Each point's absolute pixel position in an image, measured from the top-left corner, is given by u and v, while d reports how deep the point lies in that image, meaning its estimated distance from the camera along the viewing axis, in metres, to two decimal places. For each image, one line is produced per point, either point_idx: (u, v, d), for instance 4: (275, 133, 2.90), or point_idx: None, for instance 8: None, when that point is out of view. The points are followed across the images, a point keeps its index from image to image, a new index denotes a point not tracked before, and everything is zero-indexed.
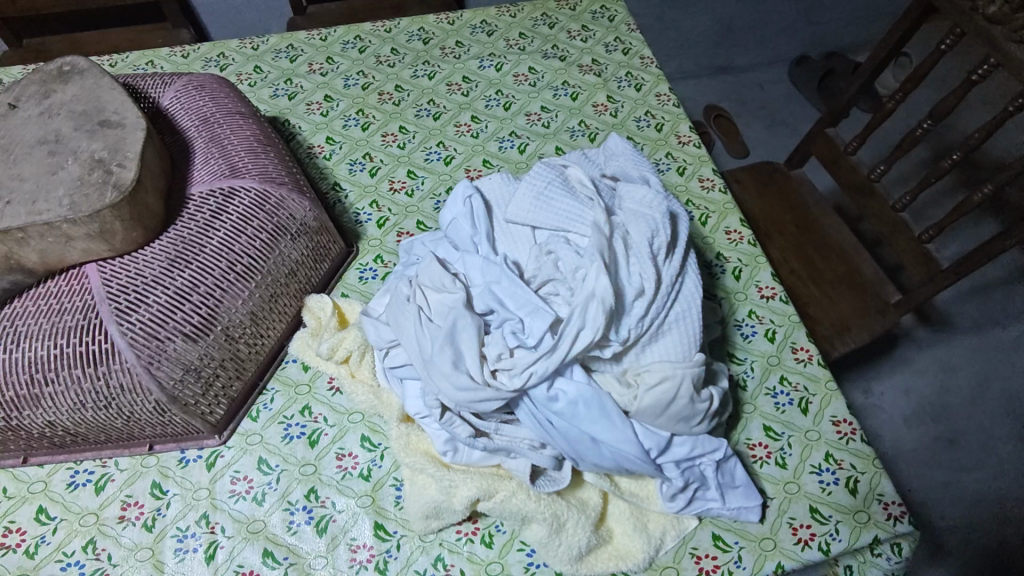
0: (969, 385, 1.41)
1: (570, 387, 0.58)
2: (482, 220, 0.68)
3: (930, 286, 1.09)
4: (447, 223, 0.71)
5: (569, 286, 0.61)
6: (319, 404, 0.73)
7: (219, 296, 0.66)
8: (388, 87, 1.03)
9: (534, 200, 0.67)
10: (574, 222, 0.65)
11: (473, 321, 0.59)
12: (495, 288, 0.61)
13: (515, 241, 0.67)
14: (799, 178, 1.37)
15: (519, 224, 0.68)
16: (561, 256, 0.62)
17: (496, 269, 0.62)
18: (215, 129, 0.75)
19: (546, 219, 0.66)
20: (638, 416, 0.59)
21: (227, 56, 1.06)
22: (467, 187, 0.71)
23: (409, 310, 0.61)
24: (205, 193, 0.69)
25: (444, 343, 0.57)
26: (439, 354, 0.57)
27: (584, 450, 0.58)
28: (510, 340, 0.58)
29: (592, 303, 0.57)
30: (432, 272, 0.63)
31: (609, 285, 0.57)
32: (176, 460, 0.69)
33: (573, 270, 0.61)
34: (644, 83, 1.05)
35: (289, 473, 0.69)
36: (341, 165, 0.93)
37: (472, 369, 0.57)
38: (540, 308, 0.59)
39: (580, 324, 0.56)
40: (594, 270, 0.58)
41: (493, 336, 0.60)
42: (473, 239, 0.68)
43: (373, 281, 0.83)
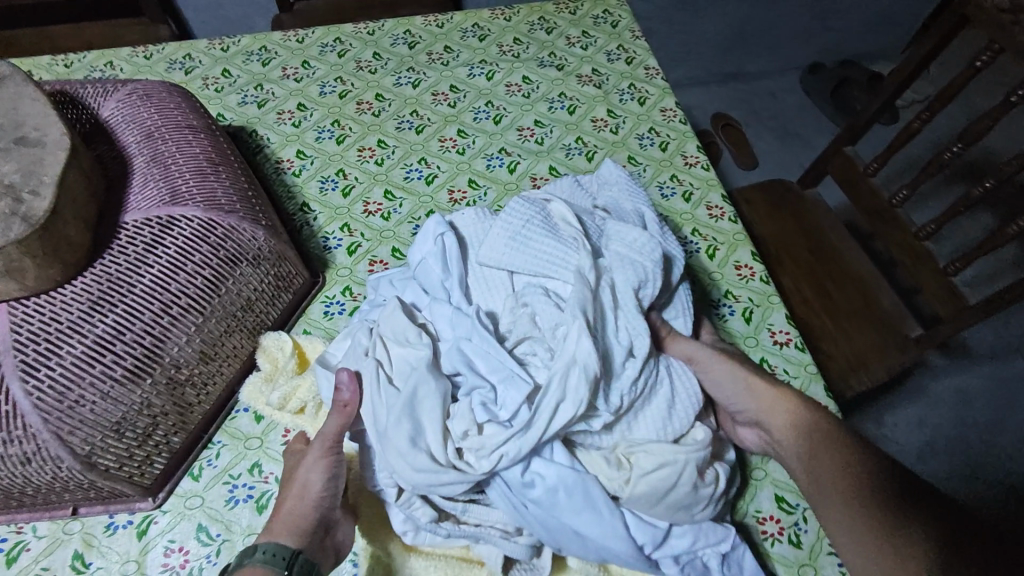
0: (987, 418, 1.32)
1: (549, 472, 0.49)
2: (454, 263, 0.60)
3: (955, 323, 0.99)
4: (417, 263, 0.62)
5: (549, 346, 0.53)
6: (270, 462, 0.65)
7: (150, 343, 0.57)
8: (368, 96, 0.94)
9: (512, 243, 0.58)
10: (556, 267, 0.56)
11: (436, 389, 0.50)
12: (465, 348, 0.52)
13: (492, 288, 0.58)
14: (812, 199, 1.28)
15: (495, 269, 0.59)
16: (543, 308, 0.54)
17: (468, 324, 0.54)
18: (158, 146, 0.66)
19: (522, 263, 0.57)
20: (630, 503, 0.51)
21: (194, 58, 0.97)
22: (440, 223, 0.62)
23: (364, 371, 0.52)
24: (139, 222, 0.60)
25: (402, 416, 0.48)
26: (393, 428, 0.48)
27: (565, 541, 0.50)
28: (479, 413, 0.50)
29: (574, 370, 0.48)
30: (393, 326, 0.54)
31: (592, 351, 0.48)
32: (103, 526, 0.61)
33: (556, 326, 0.52)
34: (649, 96, 0.96)
35: (231, 544, 0.60)
36: (310, 183, 0.84)
37: (434, 448, 0.48)
38: (516, 374, 0.50)
39: (559, 396, 0.47)
40: (576, 331, 0.49)
41: (460, 405, 0.50)
42: (444, 284, 0.59)
43: (341, 317, 0.74)
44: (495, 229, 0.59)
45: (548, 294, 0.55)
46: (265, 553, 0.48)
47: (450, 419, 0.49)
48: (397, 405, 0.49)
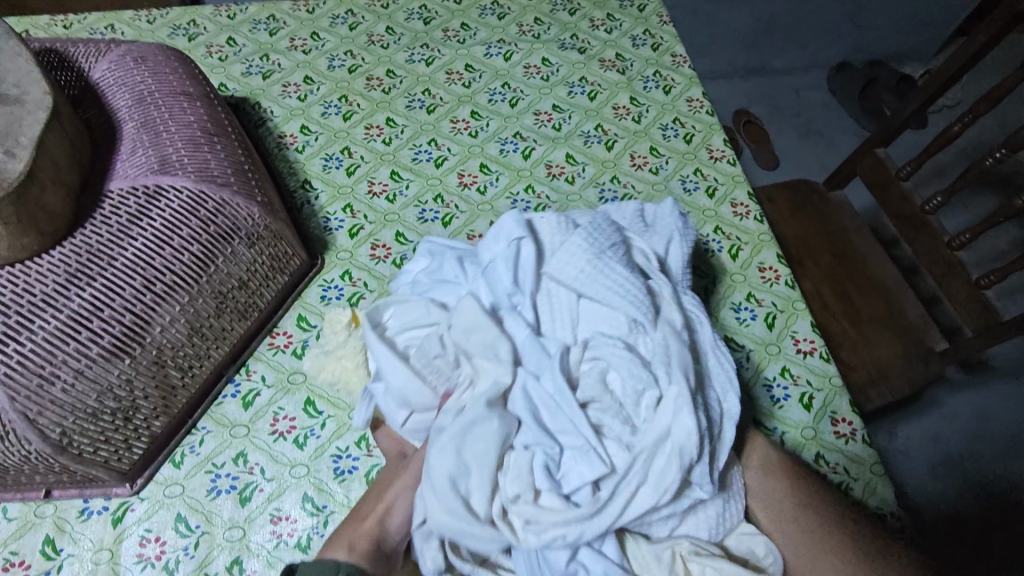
0: (1005, 436, 1.27)
1: (595, 564, 0.46)
2: (529, 279, 0.54)
3: (986, 338, 0.94)
4: (488, 263, 0.57)
5: (623, 418, 0.48)
6: (257, 451, 0.61)
7: (132, 322, 0.54)
8: (378, 71, 0.90)
9: (587, 266, 0.54)
10: (629, 313, 0.51)
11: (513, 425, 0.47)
12: (530, 393, 0.48)
13: (556, 322, 0.53)
14: (838, 201, 1.23)
15: (564, 290, 0.53)
16: (617, 367, 0.49)
17: (535, 363, 0.50)
18: (150, 111, 0.62)
19: (597, 299, 0.52)
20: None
21: (198, 25, 0.93)
22: (518, 224, 0.57)
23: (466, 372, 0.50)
24: (125, 191, 0.56)
25: (470, 455, 0.45)
26: (440, 460, 0.45)
27: None
28: (541, 477, 0.45)
29: (665, 446, 0.45)
30: (475, 333, 0.51)
31: (693, 431, 0.45)
32: (77, 511, 0.57)
33: (634, 393, 0.48)
34: (675, 85, 0.91)
35: (211, 537, 0.57)
36: (314, 160, 0.80)
37: (487, 494, 0.45)
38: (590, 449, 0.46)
39: (641, 476, 0.45)
40: (676, 403, 0.45)
41: (516, 459, 0.46)
42: (514, 296, 0.54)
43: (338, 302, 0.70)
44: (570, 248, 0.55)
45: (624, 348, 0.50)
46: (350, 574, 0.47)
47: (505, 475, 0.45)
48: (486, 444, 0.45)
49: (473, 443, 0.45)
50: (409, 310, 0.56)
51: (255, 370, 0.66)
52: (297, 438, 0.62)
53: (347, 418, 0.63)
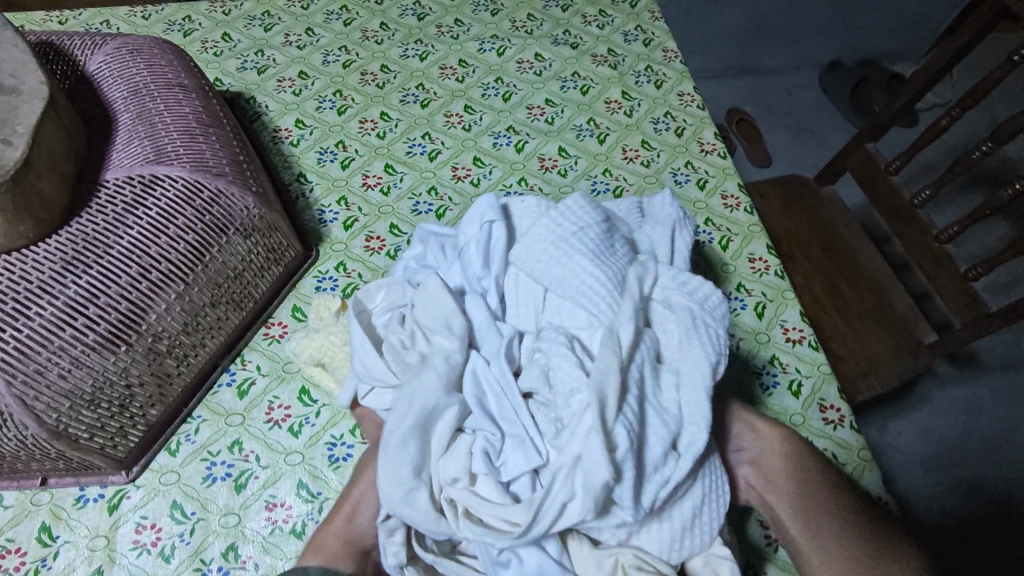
0: (994, 430, 1.28)
1: (532, 560, 0.44)
2: (498, 261, 0.54)
3: (974, 330, 0.95)
4: (462, 249, 0.57)
5: (557, 423, 0.45)
6: (252, 440, 0.62)
7: (127, 310, 0.54)
8: (373, 66, 0.91)
9: (551, 251, 0.53)
10: (591, 303, 0.50)
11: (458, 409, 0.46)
12: (479, 372, 0.48)
13: (519, 308, 0.52)
14: (829, 196, 1.24)
15: (529, 278, 0.53)
16: (556, 364, 0.46)
17: (489, 343, 0.50)
18: (146, 103, 0.62)
19: (561, 286, 0.51)
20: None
21: (193, 21, 0.94)
22: (492, 208, 0.57)
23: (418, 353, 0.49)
24: (121, 180, 0.57)
25: (411, 433, 0.44)
26: (395, 442, 0.44)
27: None
28: (479, 461, 0.44)
29: (579, 468, 0.41)
30: (434, 307, 0.50)
31: (603, 457, 0.40)
32: (73, 499, 0.58)
33: (563, 397, 0.44)
34: (666, 80, 0.92)
35: (206, 523, 0.57)
36: (308, 154, 0.81)
37: (432, 482, 0.44)
38: (526, 441, 0.45)
39: (567, 494, 0.41)
40: (590, 425, 0.42)
41: (461, 446, 0.45)
42: (482, 278, 0.54)
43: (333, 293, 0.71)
44: (535, 236, 0.54)
45: (567, 347, 0.46)
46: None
47: (445, 457, 0.45)
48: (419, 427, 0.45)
49: (411, 421, 0.45)
50: (388, 290, 0.55)
51: (250, 360, 0.66)
52: (293, 426, 0.62)
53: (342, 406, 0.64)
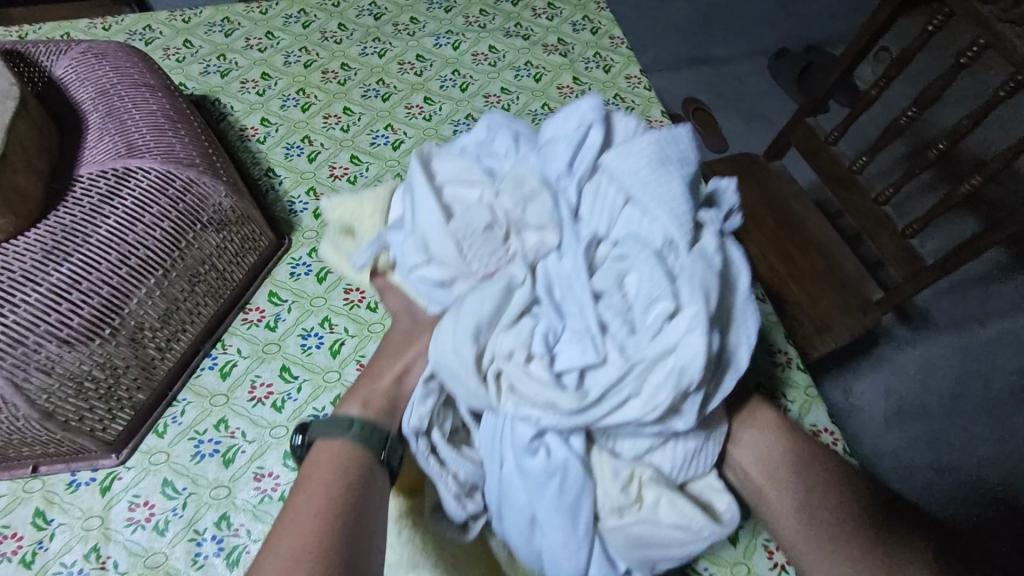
0: (949, 384, 1.35)
1: (561, 460, 0.42)
2: (585, 164, 0.46)
3: (914, 283, 1.01)
4: (547, 143, 0.47)
5: (632, 323, 0.41)
6: (236, 417, 0.65)
7: (109, 295, 0.57)
8: (333, 65, 0.94)
9: (652, 168, 0.44)
10: (682, 223, 0.43)
11: (525, 294, 0.42)
12: (551, 268, 0.43)
13: (597, 210, 0.44)
14: (777, 170, 1.31)
15: (615, 185, 0.44)
16: (639, 267, 0.41)
17: (564, 239, 0.43)
18: (114, 102, 0.65)
19: (653, 199, 0.43)
20: (609, 533, 0.44)
21: (154, 31, 0.96)
22: (595, 110, 0.47)
23: (478, 219, 0.44)
24: (95, 174, 0.60)
25: (489, 298, 0.41)
26: (472, 301, 0.41)
27: (511, 521, 0.44)
28: (538, 343, 0.41)
29: (665, 364, 0.39)
30: (518, 187, 0.45)
31: (700, 355, 0.38)
32: (65, 484, 0.60)
33: (647, 301, 0.41)
34: (614, 65, 0.98)
35: (198, 497, 0.60)
36: (276, 149, 0.84)
37: (485, 351, 0.41)
38: (590, 337, 0.40)
39: (631, 391, 0.39)
40: (693, 319, 0.39)
41: (523, 323, 0.41)
42: (561, 178, 0.45)
43: (306, 278, 0.74)
44: (637, 143, 0.45)
45: (655, 254, 0.42)
46: (362, 428, 0.47)
47: (506, 328, 0.41)
48: (490, 297, 0.41)
49: (484, 290, 0.41)
50: (453, 162, 0.48)
51: (230, 344, 0.69)
52: (275, 402, 0.65)
53: (322, 377, 0.67)
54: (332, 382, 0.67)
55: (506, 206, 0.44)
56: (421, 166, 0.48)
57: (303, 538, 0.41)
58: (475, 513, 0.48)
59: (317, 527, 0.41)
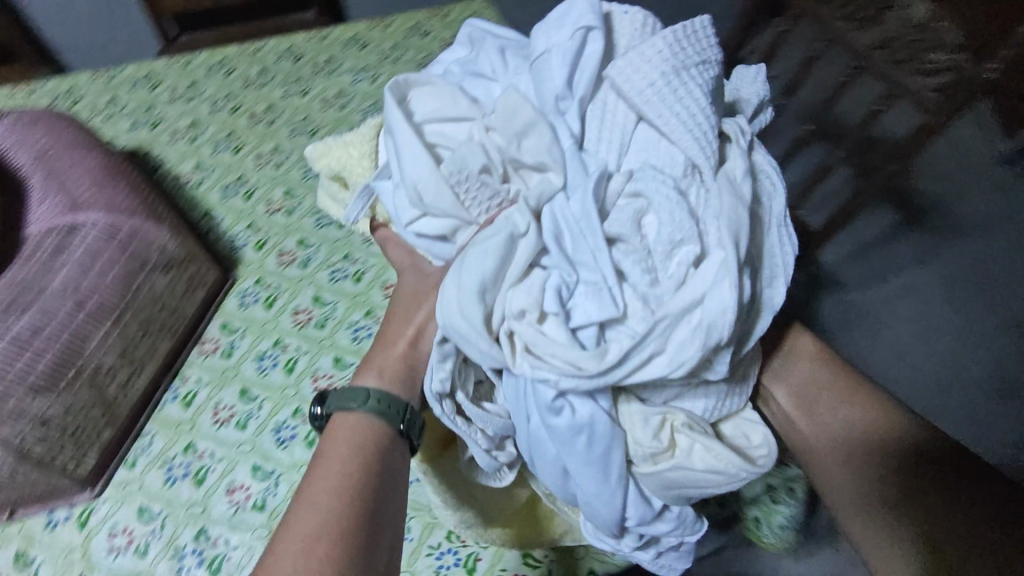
0: None
1: (586, 413, 0.31)
2: (587, 77, 0.33)
3: None
4: (537, 54, 0.34)
5: (649, 264, 0.31)
6: (204, 440, 0.64)
7: (67, 343, 0.59)
8: (256, 109, 0.91)
9: (665, 82, 0.33)
10: (705, 141, 0.32)
11: (534, 243, 0.30)
12: (560, 211, 0.31)
13: (606, 135, 0.33)
14: None
15: (624, 106, 0.33)
16: (659, 201, 0.31)
17: (571, 176, 0.32)
18: (53, 163, 0.68)
19: (680, 116, 0.32)
20: (642, 480, 0.33)
21: (79, 92, 0.96)
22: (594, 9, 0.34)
23: (472, 161, 0.31)
24: (46, 231, 0.64)
25: (494, 252, 0.30)
26: (477, 254, 0.30)
27: (542, 475, 0.32)
28: (552, 299, 0.30)
29: (689, 319, 0.29)
30: (519, 112, 0.31)
31: (733, 309, 0.28)
32: (42, 524, 0.61)
33: (668, 246, 0.31)
34: None
35: (174, 517, 0.59)
36: (211, 193, 0.83)
37: (494, 310, 0.30)
38: (605, 286, 0.30)
39: (658, 348, 0.29)
40: (724, 264, 0.29)
41: (534, 278, 0.30)
42: (560, 99, 0.33)
43: (257, 307, 0.71)
44: (649, 49, 0.33)
45: (672, 187, 0.31)
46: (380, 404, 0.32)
47: (513, 286, 0.30)
48: (492, 250, 0.30)
49: (484, 240, 0.30)
50: (433, 92, 0.34)
51: (189, 377, 0.68)
52: (239, 421, 0.64)
53: (280, 394, 0.65)
54: (291, 398, 0.65)
55: (500, 142, 0.32)
56: (396, 99, 0.33)
57: (320, 539, 0.28)
58: (510, 463, 0.34)
59: (341, 525, 0.28)
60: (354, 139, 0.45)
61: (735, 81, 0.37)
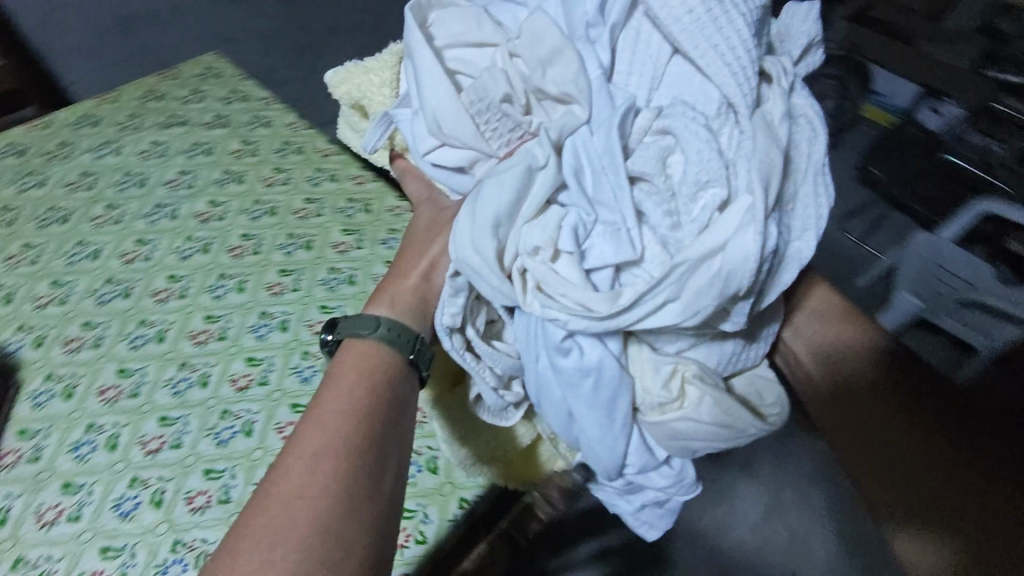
0: None
1: (594, 357, 0.30)
2: (622, 3, 0.29)
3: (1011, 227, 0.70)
4: None
5: (670, 206, 0.28)
6: None
7: None
8: (47, 149, 0.60)
9: (702, 10, 0.28)
10: (744, 71, 0.28)
11: (552, 178, 0.28)
12: (581, 145, 0.28)
13: (634, 68, 0.29)
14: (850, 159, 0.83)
15: (656, 33, 0.29)
16: (687, 141, 0.27)
17: (596, 106, 0.28)
18: None
19: (717, 43, 0.28)
20: (644, 427, 0.33)
21: None
22: None
23: (491, 92, 0.30)
24: None
25: (509, 182, 0.28)
26: (492, 185, 0.28)
27: (547, 416, 0.33)
28: (567, 238, 0.28)
29: (706, 268, 0.26)
30: (542, 39, 0.29)
31: (757, 258, 0.25)
32: None
33: (694, 186, 0.27)
34: None
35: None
36: None
37: (506, 243, 0.29)
38: (623, 227, 0.28)
39: (671, 293, 0.26)
40: (752, 212, 0.25)
41: (549, 214, 0.28)
42: (591, 26, 0.29)
43: (54, 403, 0.44)
44: None
45: (703, 122, 0.27)
46: (392, 331, 0.32)
47: (529, 221, 0.29)
48: (508, 183, 0.28)
49: (500, 172, 0.28)
50: (457, 17, 0.32)
51: None
52: None
53: (109, 474, 0.40)
54: (121, 471, 0.40)
55: (524, 70, 0.30)
56: (417, 23, 0.32)
57: (330, 456, 0.28)
58: (516, 403, 0.37)
59: (358, 455, 0.28)
60: (377, 62, 0.39)
61: (784, 20, 0.34)
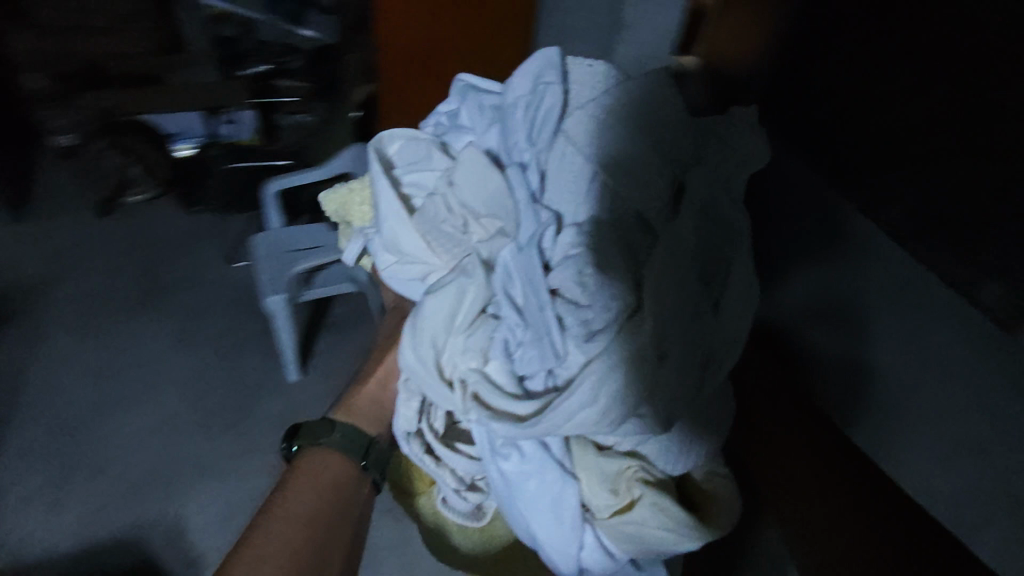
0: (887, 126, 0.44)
1: (533, 459, 0.31)
2: (548, 134, 0.33)
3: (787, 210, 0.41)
4: (506, 112, 0.35)
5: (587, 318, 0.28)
6: None
7: None
8: None
9: (614, 136, 0.32)
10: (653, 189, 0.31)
11: (482, 293, 0.30)
12: (509, 262, 0.30)
13: (558, 186, 0.31)
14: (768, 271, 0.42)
15: (579, 156, 0.32)
16: (603, 256, 0.29)
17: (522, 224, 0.31)
18: None
19: (626, 165, 0.31)
20: (597, 532, 0.32)
21: None
22: (553, 64, 0.34)
23: (435, 216, 0.34)
24: None
25: (445, 300, 0.30)
26: (431, 301, 0.31)
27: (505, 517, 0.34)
28: (498, 348, 0.30)
29: (615, 377, 0.27)
30: (477, 171, 0.33)
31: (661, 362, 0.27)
32: None
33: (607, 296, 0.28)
34: None
35: None
36: None
37: (443, 355, 0.30)
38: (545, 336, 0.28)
39: (583, 403, 0.27)
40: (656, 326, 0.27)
41: (481, 328, 0.30)
42: (523, 153, 0.33)
43: None
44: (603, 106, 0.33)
45: (620, 238, 0.30)
46: (345, 436, 0.36)
47: (462, 334, 0.30)
48: (445, 300, 0.30)
49: (438, 289, 0.31)
50: (413, 148, 0.37)
51: None
52: None
53: None
54: None
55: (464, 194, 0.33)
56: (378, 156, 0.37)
57: (260, 565, 0.30)
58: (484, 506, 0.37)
59: (286, 561, 0.31)
60: (358, 184, 0.45)
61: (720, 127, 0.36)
